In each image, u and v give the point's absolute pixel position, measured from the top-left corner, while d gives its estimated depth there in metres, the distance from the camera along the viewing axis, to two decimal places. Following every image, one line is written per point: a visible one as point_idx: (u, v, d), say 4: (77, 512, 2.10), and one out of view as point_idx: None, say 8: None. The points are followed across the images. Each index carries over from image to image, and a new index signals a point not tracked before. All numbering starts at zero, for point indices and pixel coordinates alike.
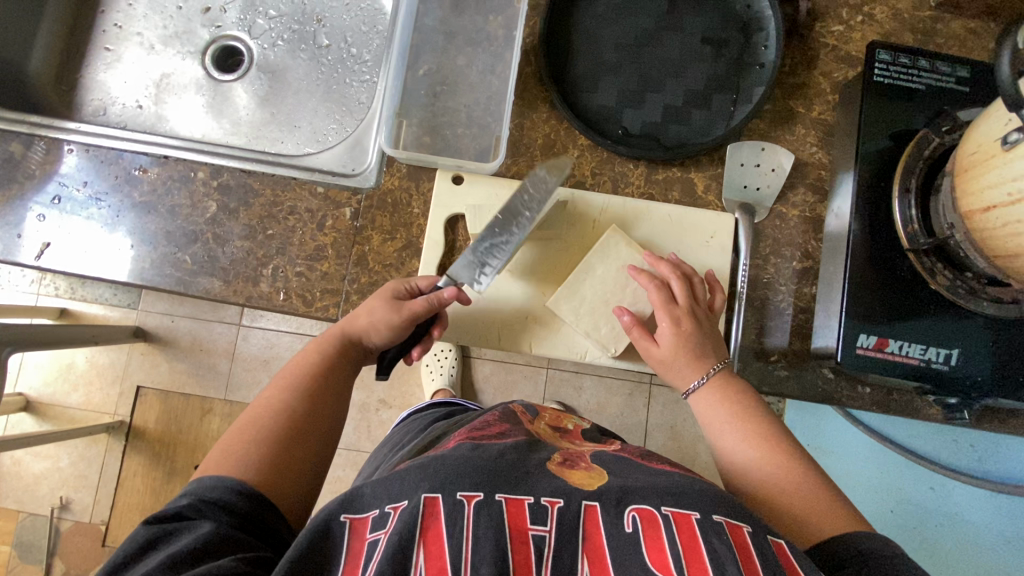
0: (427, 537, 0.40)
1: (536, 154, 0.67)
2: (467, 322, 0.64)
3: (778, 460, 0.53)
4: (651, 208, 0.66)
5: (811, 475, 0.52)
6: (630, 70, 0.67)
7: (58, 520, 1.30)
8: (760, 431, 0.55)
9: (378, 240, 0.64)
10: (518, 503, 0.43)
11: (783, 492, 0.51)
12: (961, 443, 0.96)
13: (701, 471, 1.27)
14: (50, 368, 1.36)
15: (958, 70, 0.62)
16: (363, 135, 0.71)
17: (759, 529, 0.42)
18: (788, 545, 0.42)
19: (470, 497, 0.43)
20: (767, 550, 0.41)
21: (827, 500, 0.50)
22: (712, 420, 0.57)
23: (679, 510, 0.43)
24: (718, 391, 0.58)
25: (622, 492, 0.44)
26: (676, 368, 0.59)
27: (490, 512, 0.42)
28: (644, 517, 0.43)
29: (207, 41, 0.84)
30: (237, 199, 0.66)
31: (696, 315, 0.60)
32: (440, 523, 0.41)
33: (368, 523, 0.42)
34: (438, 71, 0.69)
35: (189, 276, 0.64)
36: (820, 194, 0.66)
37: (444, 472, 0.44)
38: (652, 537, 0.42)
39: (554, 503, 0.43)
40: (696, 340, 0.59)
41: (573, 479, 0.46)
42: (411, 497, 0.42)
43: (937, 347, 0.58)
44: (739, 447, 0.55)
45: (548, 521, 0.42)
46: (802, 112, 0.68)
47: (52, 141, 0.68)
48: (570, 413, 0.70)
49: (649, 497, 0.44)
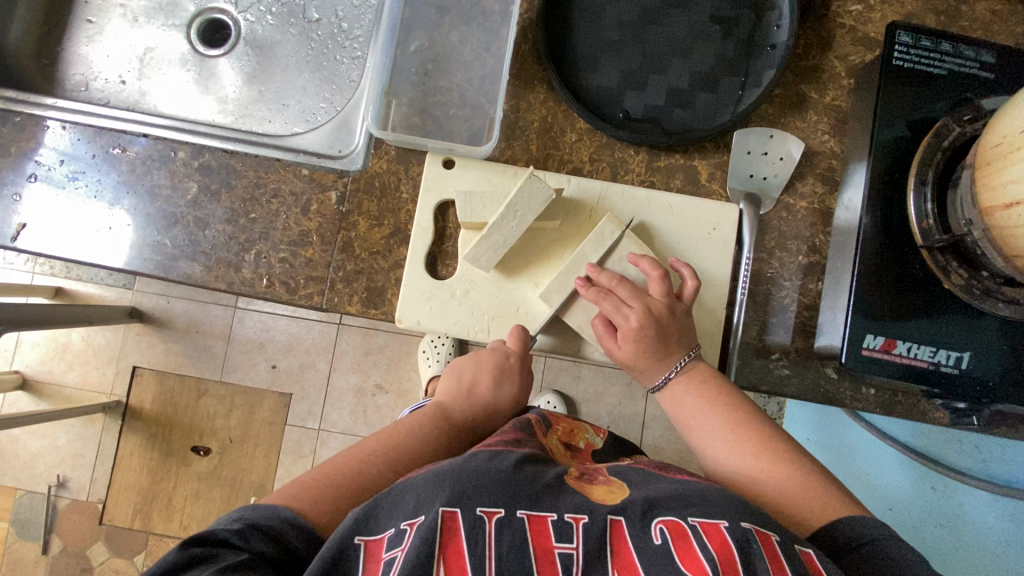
0: (447, 554, 0.39)
1: (532, 138, 0.63)
2: (453, 314, 0.61)
3: (753, 445, 0.52)
4: (651, 196, 0.63)
5: (788, 457, 0.51)
6: (633, 50, 0.63)
7: (55, 498, 1.31)
8: (734, 417, 0.54)
9: (364, 226, 0.62)
10: (542, 520, 0.41)
11: (761, 477, 0.50)
12: (966, 445, 0.95)
13: (698, 463, 1.26)
14: (45, 347, 1.35)
15: (982, 55, 0.58)
16: (351, 115, 0.68)
17: (788, 541, 0.41)
18: (818, 556, 0.41)
19: (490, 513, 0.41)
20: (799, 563, 0.40)
21: (806, 481, 0.49)
22: (683, 411, 0.56)
23: (707, 520, 0.41)
24: (687, 382, 0.56)
25: (647, 505, 0.43)
26: (641, 368, 0.57)
27: (513, 530, 0.40)
28: (672, 529, 0.41)
29: (193, 14, 0.80)
30: (219, 180, 0.63)
31: (656, 316, 0.56)
32: (460, 541, 0.39)
33: (384, 543, 0.40)
34: (430, 48, 0.65)
35: (168, 260, 0.62)
36: (829, 185, 0.63)
37: (461, 484, 0.42)
38: (683, 548, 0.40)
39: (579, 519, 0.41)
40: (656, 339, 0.56)
41: (598, 496, 0.45)
42: (429, 511, 0.40)
43: (946, 349, 0.55)
44: (711, 434, 0.54)
45: (574, 537, 0.40)
46: (813, 97, 0.64)
47: (28, 117, 0.65)
48: (581, 425, 0.68)
49: (674, 509, 0.42)
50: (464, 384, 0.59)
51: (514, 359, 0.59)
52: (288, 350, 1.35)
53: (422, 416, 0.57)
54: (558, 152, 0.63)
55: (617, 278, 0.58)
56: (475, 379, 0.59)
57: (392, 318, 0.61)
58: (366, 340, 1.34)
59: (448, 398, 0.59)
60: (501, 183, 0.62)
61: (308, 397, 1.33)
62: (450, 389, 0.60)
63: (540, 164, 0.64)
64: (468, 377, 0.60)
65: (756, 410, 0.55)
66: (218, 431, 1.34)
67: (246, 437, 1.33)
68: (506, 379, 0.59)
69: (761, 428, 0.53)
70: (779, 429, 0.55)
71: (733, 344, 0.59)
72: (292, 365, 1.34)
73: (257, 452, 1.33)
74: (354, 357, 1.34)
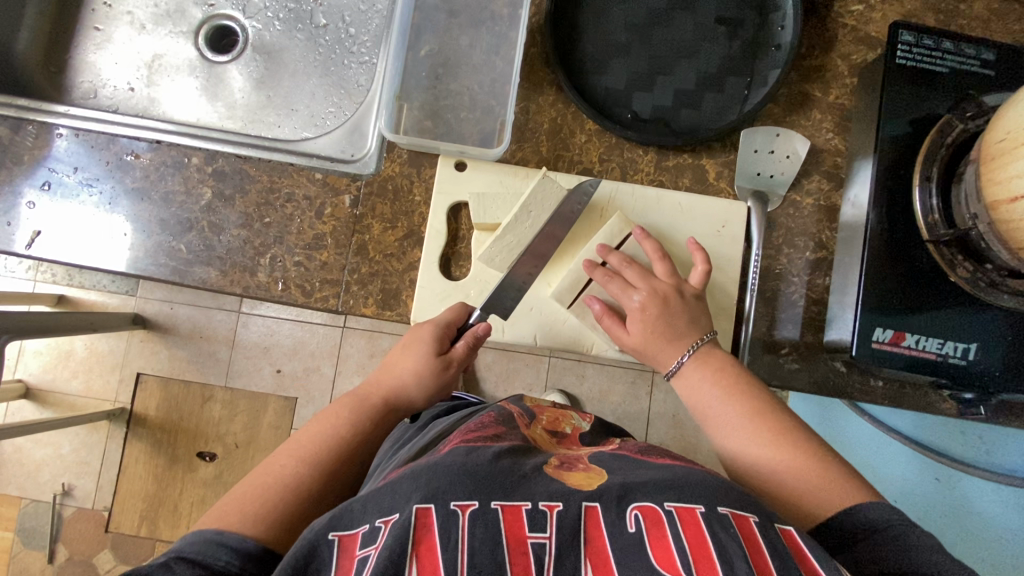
0: (420, 550, 0.39)
1: (542, 139, 0.64)
2: None
3: (770, 436, 0.52)
4: (661, 195, 0.64)
5: (805, 448, 0.51)
6: (640, 52, 0.64)
7: (60, 506, 1.30)
8: (749, 407, 0.54)
9: (377, 229, 0.62)
10: (515, 510, 0.42)
11: (779, 471, 0.50)
12: (969, 437, 0.95)
13: (703, 459, 1.27)
14: (48, 355, 1.34)
15: (983, 53, 0.59)
16: (362, 119, 0.69)
17: (766, 518, 0.42)
18: (797, 531, 0.42)
19: (464, 506, 0.41)
20: (777, 542, 0.40)
21: (823, 472, 0.49)
22: (698, 398, 0.56)
23: (683, 505, 0.42)
24: (698, 366, 0.57)
25: (624, 491, 0.44)
26: (652, 352, 0.58)
27: (486, 520, 0.41)
28: (648, 516, 0.42)
29: (200, 21, 0.81)
30: (233, 186, 0.63)
31: (663, 295, 0.58)
32: (433, 535, 0.40)
33: (358, 540, 0.41)
34: (440, 52, 0.66)
35: (183, 265, 0.62)
36: (835, 182, 0.64)
37: (436, 481, 0.42)
38: (656, 536, 0.41)
39: (553, 507, 0.42)
40: (664, 324, 0.57)
41: (572, 481, 0.45)
42: (403, 510, 0.41)
43: (954, 341, 0.56)
44: (728, 425, 0.54)
45: (547, 527, 0.41)
46: (818, 96, 0.65)
47: (41, 126, 0.65)
48: (568, 414, 0.69)
49: (650, 494, 0.43)
50: (385, 363, 0.60)
51: (424, 324, 0.59)
52: (292, 354, 1.35)
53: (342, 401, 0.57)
54: (568, 154, 0.64)
55: (625, 261, 0.59)
56: (392, 356, 0.59)
57: (407, 319, 0.62)
58: (371, 344, 1.35)
59: (370, 381, 0.59)
60: (512, 184, 0.63)
61: (314, 400, 1.33)
62: (374, 372, 0.60)
63: (551, 165, 0.64)
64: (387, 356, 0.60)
65: (771, 399, 0.55)
66: (224, 436, 1.34)
67: (252, 442, 1.33)
68: (413, 346, 0.58)
69: (777, 415, 0.54)
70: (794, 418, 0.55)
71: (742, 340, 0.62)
72: (296, 369, 1.35)
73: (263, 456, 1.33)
74: (360, 360, 1.34)
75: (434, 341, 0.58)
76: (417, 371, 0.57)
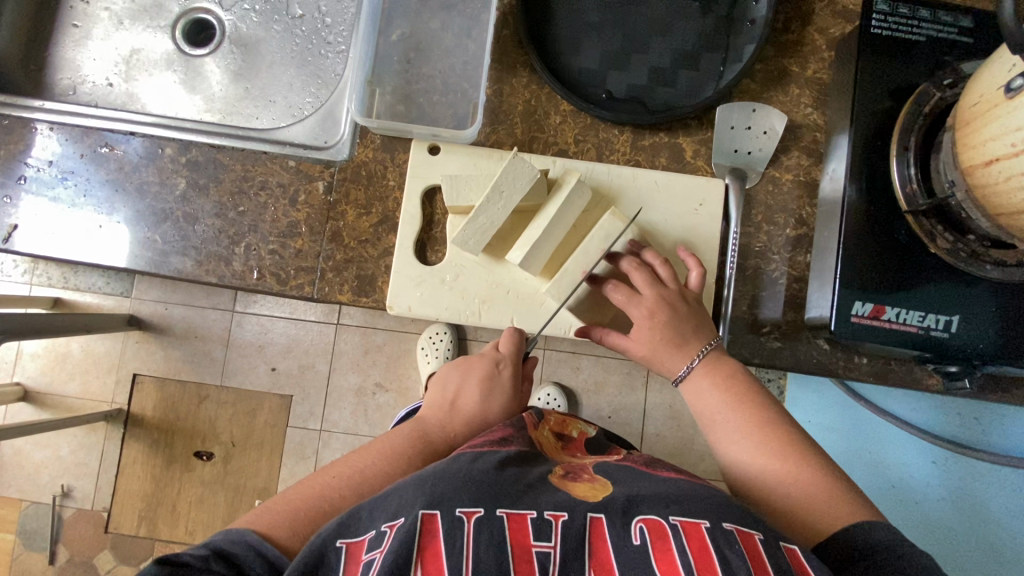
0: (425, 557, 0.38)
1: (516, 122, 0.64)
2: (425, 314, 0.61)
3: (779, 451, 0.51)
4: (637, 174, 0.63)
5: (811, 463, 0.50)
6: (614, 30, 0.63)
7: (60, 508, 1.31)
8: (759, 419, 0.53)
9: (351, 215, 0.62)
10: (520, 518, 0.41)
11: (787, 485, 0.49)
12: (967, 417, 0.95)
13: (701, 450, 1.25)
14: (45, 357, 1.34)
15: (960, 20, 0.58)
16: (336, 105, 0.68)
17: (771, 537, 0.41)
18: (802, 551, 0.41)
19: (470, 513, 0.41)
20: (781, 561, 0.39)
21: (832, 494, 0.48)
22: (705, 408, 0.55)
23: (688, 520, 0.41)
24: (707, 377, 0.55)
25: (629, 503, 0.42)
26: (655, 356, 0.57)
27: (491, 529, 0.40)
28: (652, 529, 0.41)
29: (177, 15, 0.81)
30: (207, 175, 0.63)
31: (669, 301, 0.56)
32: (438, 542, 0.39)
33: (364, 546, 0.40)
34: (412, 36, 0.66)
35: (159, 256, 0.62)
36: (814, 157, 0.63)
37: (441, 488, 0.42)
38: (661, 550, 0.40)
39: (558, 516, 0.41)
40: (671, 324, 0.56)
41: (578, 492, 0.44)
42: (408, 515, 0.40)
43: (935, 314, 0.55)
44: (736, 436, 0.53)
45: (552, 536, 0.40)
46: (796, 71, 0.64)
47: (16, 120, 0.65)
48: (575, 418, 0.69)
49: (655, 507, 0.42)
50: (450, 397, 0.59)
51: (502, 366, 0.60)
52: (287, 352, 1.35)
53: (403, 435, 0.56)
54: (543, 135, 0.64)
55: (632, 266, 0.58)
56: (459, 391, 0.59)
57: (383, 305, 0.62)
58: (366, 340, 1.35)
59: (429, 414, 0.58)
60: (486, 167, 0.63)
61: (309, 398, 1.33)
62: (434, 400, 0.59)
63: (526, 147, 0.64)
64: (453, 389, 0.59)
65: (778, 411, 0.54)
66: (220, 435, 1.34)
67: (248, 440, 1.33)
68: (494, 392, 0.58)
69: (785, 433, 0.52)
70: (799, 429, 0.54)
71: (723, 318, 0.60)
72: (292, 367, 1.34)
73: (260, 454, 1.33)
74: (354, 357, 1.34)
75: (515, 379, 0.60)
76: (496, 412, 0.58)
